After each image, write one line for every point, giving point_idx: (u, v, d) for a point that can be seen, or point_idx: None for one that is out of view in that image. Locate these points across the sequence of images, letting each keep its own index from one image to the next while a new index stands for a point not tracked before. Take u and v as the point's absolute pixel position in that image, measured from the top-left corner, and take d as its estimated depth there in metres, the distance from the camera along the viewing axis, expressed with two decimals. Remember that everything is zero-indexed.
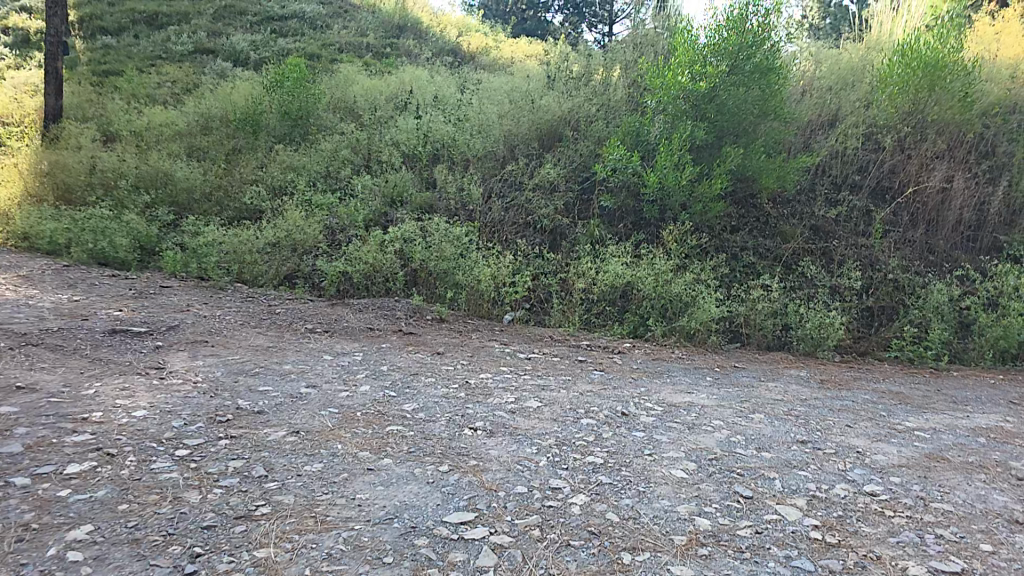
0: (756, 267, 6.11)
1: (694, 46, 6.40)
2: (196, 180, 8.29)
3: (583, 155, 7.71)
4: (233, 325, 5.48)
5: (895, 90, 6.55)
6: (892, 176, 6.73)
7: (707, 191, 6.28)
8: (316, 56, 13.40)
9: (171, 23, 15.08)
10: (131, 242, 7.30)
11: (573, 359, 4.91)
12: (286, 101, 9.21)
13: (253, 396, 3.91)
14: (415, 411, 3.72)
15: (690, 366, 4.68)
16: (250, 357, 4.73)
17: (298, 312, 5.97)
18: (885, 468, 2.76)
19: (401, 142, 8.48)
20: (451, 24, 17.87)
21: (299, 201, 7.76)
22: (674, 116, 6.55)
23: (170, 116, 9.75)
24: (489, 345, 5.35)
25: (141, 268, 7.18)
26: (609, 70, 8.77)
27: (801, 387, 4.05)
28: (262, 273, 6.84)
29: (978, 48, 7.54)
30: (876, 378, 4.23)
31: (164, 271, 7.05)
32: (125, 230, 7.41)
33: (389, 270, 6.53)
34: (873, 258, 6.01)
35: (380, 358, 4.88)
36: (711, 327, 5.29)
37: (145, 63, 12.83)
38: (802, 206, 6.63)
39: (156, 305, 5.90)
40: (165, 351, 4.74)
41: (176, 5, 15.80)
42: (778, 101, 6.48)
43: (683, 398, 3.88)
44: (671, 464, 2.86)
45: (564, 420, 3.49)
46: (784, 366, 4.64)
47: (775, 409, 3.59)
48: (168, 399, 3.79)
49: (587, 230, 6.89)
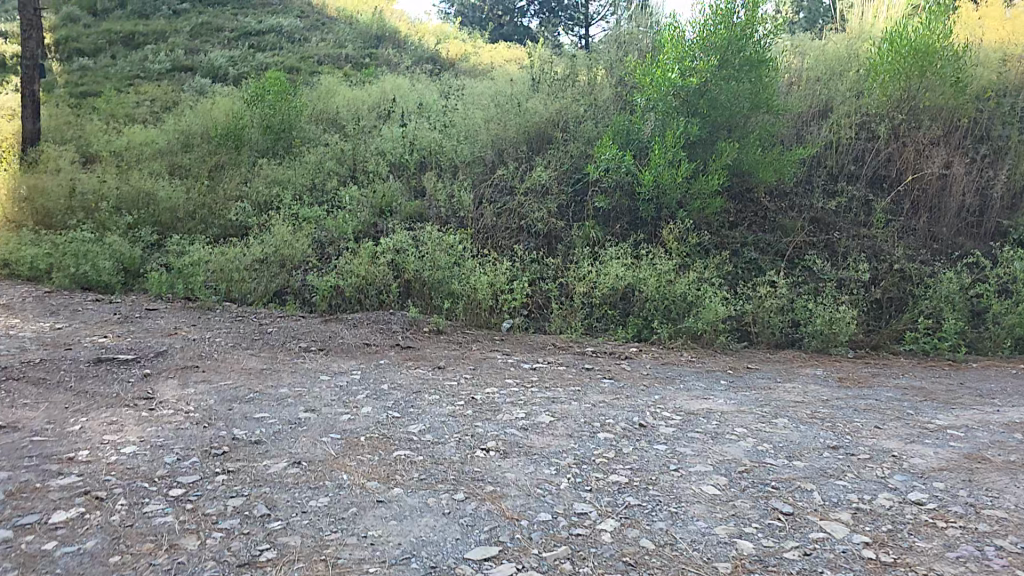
0: (759, 262, 5.99)
1: (682, 42, 6.30)
2: (180, 199, 8.06)
3: (574, 156, 7.52)
4: (223, 348, 5.27)
5: (886, 79, 6.50)
6: (888, 165, 6.60)
7: (705, 186, 6.14)
8: (296, 69, 13.18)
9: (149, 42, 14.79)
10: (114, 265, 7.07)
11: (580, 367, 4.74)
12: (268, 116, 9.05)
13: (249, 425, 3.71)
14: (421, 433, 3.53)
15: (701, 369, 4.53)
16: (243, 382, 4.53)
17: (290, 331, 5.76)
18: (926, 472, 2.63)
19: (388, 151, 8.30)
20: (430, 32, 17.70)
21: (286, 215, 7.54)
22: (664, 111, 6.41)
23: (150, 134, 9.52)
24: (490, 356, 5.18)
25: (126, 292, 6.95)
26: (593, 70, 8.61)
27: (820, 386, 3.91)
28: (250, 291, 6.66)
29: (964, 32, 7.38)
30: (894, 373, 4.10)
31: (150, 294, 6.82)
32: (108, 252, 7.17)
33: (382, 282, 6.35)
34: (877, 248, 5.89)
35: (379, 376, 4.69)
36: (718, 326, 5.15)
37: (123, 83, 12.54)
38: (800, 198, 6.50)
39: (142, 330, 5.68)
40: (154, 379, 4.52)
41: (154, 24, 15.54)
42: (769, 93, 6.34)
43: (699, 405, 3.73)
44: (700, 480, 2.71)
45: (580, 436, 3.32)
46: (798, 364, 4.50)
47: (797, 412, 3.45)
48: (159, 432, 3.59)
49: (583, 232, 6.73)
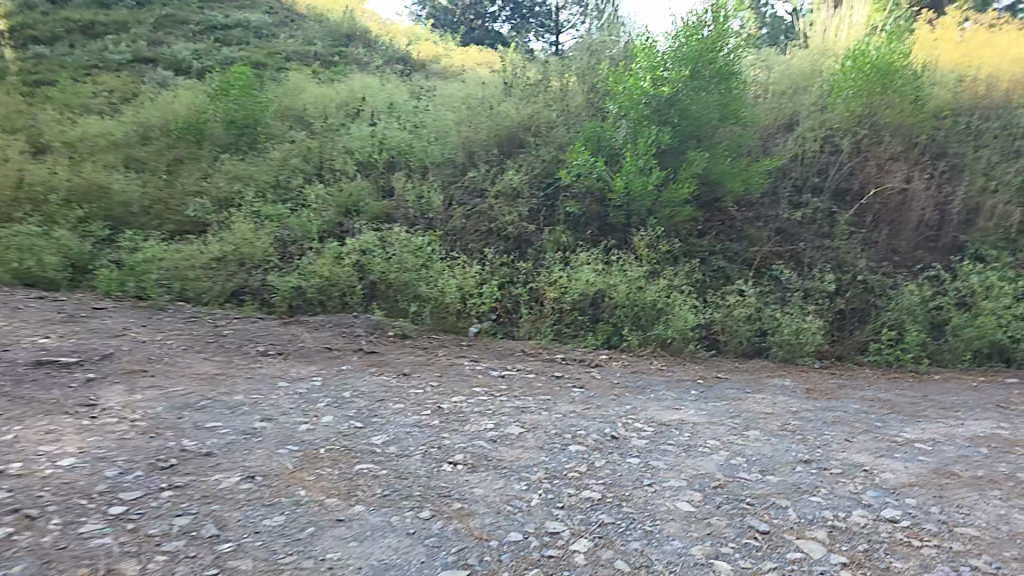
0: (727, 271, 6.02)
1: (655, 52, 6.32)
2: (133, 192, 7.71)
3: (544, 161, 7.42)
4: (176, 351, 5.02)
5: (851, 95, 6.62)
6: (851, 177, 6.70)
7: (675, 196, 6.14)
8: (262, 64, 12.81)
9: (107, 31, 14.21)
10: (60, 261, 6.71)
11: (549, 376, 4.65)
12: (232, 110, 8.72)
13: (200, 435, 3.51)
14: (385, 445, 3.38)
15: (671, 379, 4.50)
16: (195, 388, 4.29)
17: (248, 334, 5.52)
18: (897, 488, 2.62)
19: (355, 150, 8.07)
20: (400, 32, 17.46)
21: (246, 212, 7.26)
22: (634, 120, 6.38)
23: (105, 126, 9.07)
24: (457, 363, 5.05)
25: (72, 289, 6.60)
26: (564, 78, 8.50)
27: (789, 397, 3.91)
28: (206, 291, 6.40)
29: (923, 52, 7.58)
30: (860, 385, 4.13)
31: (98, 292, 6.49)
32: (54, 247, 6.80)
33: (345, 284, 6.16)
34: (842, 259, 5.98)
35: (341, 383, 4.51)
36: (688, 334, 5.14)
37: (79, 71, 11.95)
38: (767, 209, 6.59)
39: (87, 330, 5.37)
40: (98, 385, 4.25)
41: (113, 13, 14.95)
42: (738, 105, 6.42)
43: (671, 416, 3.68)
44: (674, 495, 2.65)
45: (551, 449, 3.23)
46: (766, 374, 4.50)
47: (768, 424, 3.43)
48: (101, 443, 3.36)
49: (553, 238, 6.66)
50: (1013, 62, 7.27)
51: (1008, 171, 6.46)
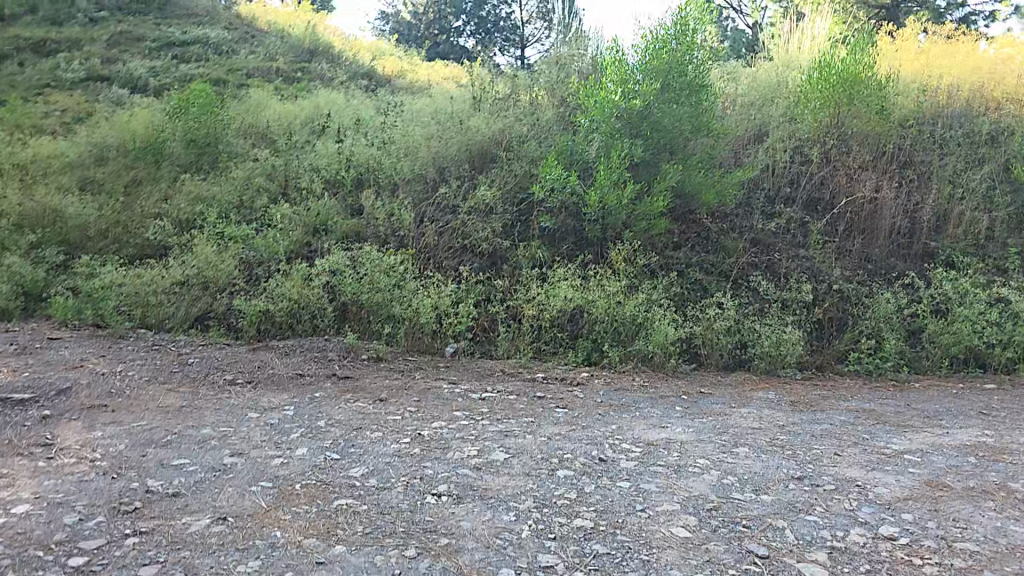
0: (704, 283, 6.02)
1: (625, 65, 6.33)
2: (90, 216, 7.43)
3: (518, 175, 7.37)
4: (138, 383, 4.78)
5: (816, 107, 6.76)
6: (822, 187, 6.82)
7: (650, 208, 6.15)
8: (223, 81, 12.56)
9: (60, 49, 13.81)
10: (12, 290, 6.41)
11: (531, 396, 4.54)
12: (192, 129, 8.51)
13: (166, 474, 3.31)
14: (365, 477, 3.24)
15: (655, 395, 4.43)
16: (160, 422, 4.07)
17: (214, 362, 5.31)
18: (892, 503, 2.59)
19: (322, 167, 7.94)
20: (364, 48, 17.40)
21: (210, 235, 7.04)
22: (606, 133, 6.38)
23: (58, 148, 8.78)
24: (435, 386, 4.91)
25: (25, 319, 6.29)
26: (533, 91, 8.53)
27: (774, 411, 3.87)
28: (169, 316, 6.17)
29: (884, 63, 7.81)
30: (844, 395, 4.12)
31: (54, 321, 6.21)
32: (6, 275, 6.50)
33: (316, 306, 5.99)
34: (817, 269, 6.02)
35: (315, 411, 4.34)
36: (668, 348, 5.11)
37: (31, 91, 11.58)
38: (741, 219, 6.62)
39: (42, 363, 5.10)
40: (53, 423, 4.01)
41: (66, 31, 14.54)
42: (709, 116, 6.46)
43: (658, 435, 3.61)
44: (669, 521, 2.57)
45: (538, 475, 3.13)
46: (750, 387, 4.48)
47: (756, 440, 3.38)
48: (58, 487, 3.14)
49: (528, 253, 6.59)
50: (969, 76, 7.59)
51: (972, 178, 6.68)
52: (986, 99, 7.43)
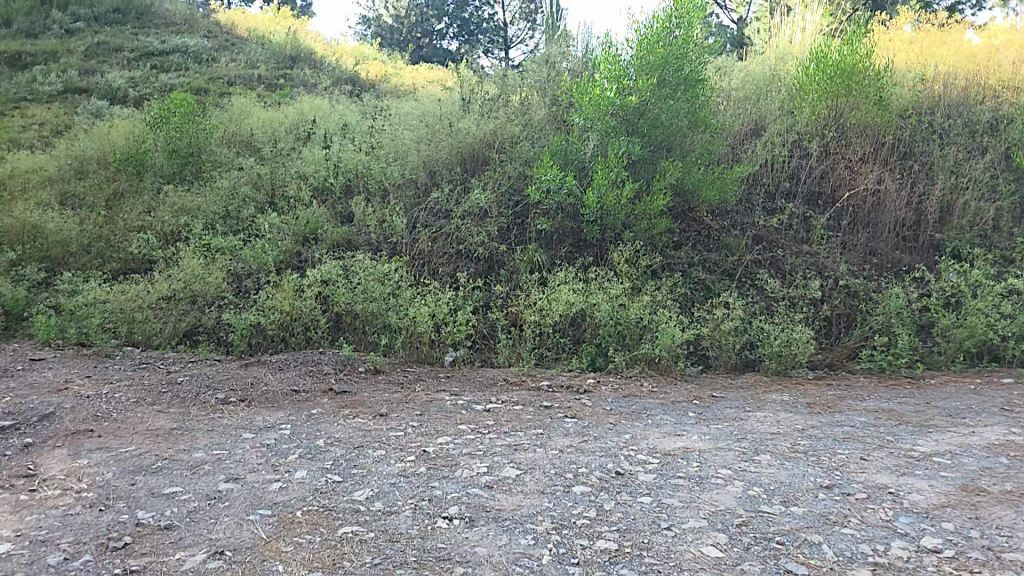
0: (707, 282, 5.92)
1: (618, 61, 6.22)
2: (72, 231, 7.20)
3: (511, 177, 7.22)
4: (127, 405, 4.58)
5: (816, 97, 6.70)
6: (823, 181, 6.75)
7: (650, 207, 6.01)
8: (204, 90, 12.31)
9: (37, 61, 13.51)
10: None
11: (537, 406, 4.39)
12: (174, 139, 8.24)
13: (157, 504, 3.12)
14: (370, 501, 3.07)
15: (666, 401, 4.29)
16: (150, 447, 3.88)
17: (206, 379, 5.11)
18: (930, 511, 2.46)
19: (309, 174, 7.77)
20: (346, 53, 17.23)
21: (197, 247, 6.84)
22: (602, 131, 6.29)
23: (36, 162, 8.55)
24: (437, 398, 4.74)
25: (7, 340, 6.06)
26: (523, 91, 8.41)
27: (791, 414, 3.75)
28: (156, 333, 5.96)
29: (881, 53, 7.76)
30: (861, 395, 4.01)
31: (36, 341, 5.98)
32: None
33: (309, 318, 5.81)
34: (821, 264, 5.93)
35: (313, 430, 4.15)
36: (676, 351, 4.99)
37: (8, 105, 11.28)
38: (742, 216, 6.53)
39: (25, 386, 4.88)
40: (36, 451, 3.80)
41: (41, 43, 14.24)
42: (707, 111, 6.34)
43: (675, 444, 3.47)
44: (697, 540, 2.42)
45: (554, 493, 2.97)
46: (763, 389, 4.36)
47: (777, 447, 3.26)
48: (42, 523, 2.95)
49: (525, 256, 6.44)
50: (961, 65, 7.57)
51: (975, 167, 6.57)
52: (983, 87, 7.40)
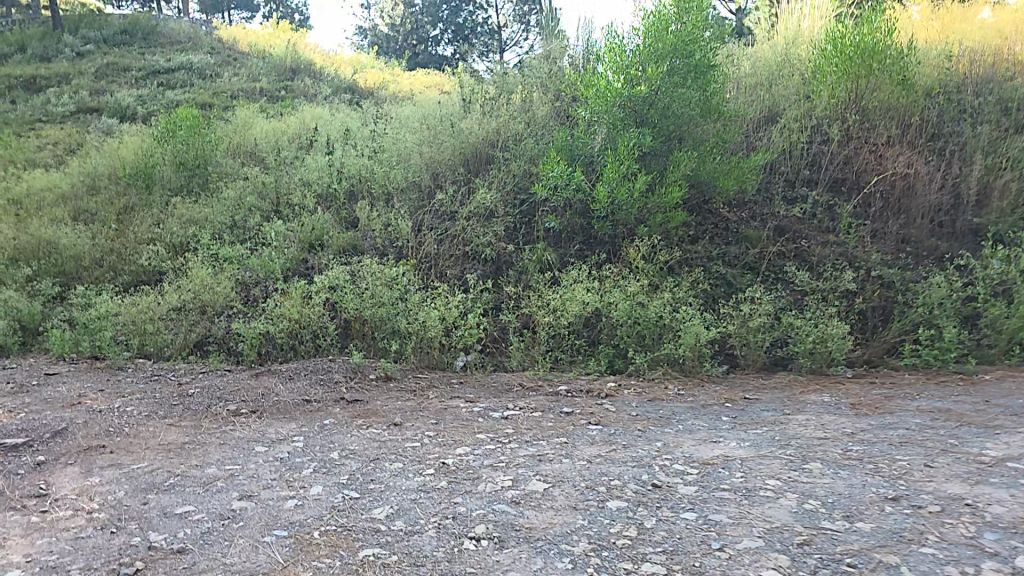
0: (728, 276, 5.61)
1: (623, 52, 5.87)
2: (85, 245, 7.01)
3: (516, 176, 6.91)
4: (140, 419, 4.34)
5: (835, 80, 6.36)
6: (846, 168, 6.47)
7: (663, 201, 5.70)
8: (209, 104, 12.11)
9: (50, 84, 13.48)
10: (9, 324, 5.99)
11: (556, 413, 4.11)
12: (180, 151, 8.11)
13: (169, 524, 2.87)
14: (389, 520, 2.81)
15: (695, 405, 4.00)
16: (162, 463, 3.63)
17: (217, 390, 4.86)
18: (1018, 526, 2.20)
19: (313, 181, 7.56)
20: (345, 62, 17.10)
21: (205, 257, 6.62)
22: (609, 123, 5.97)
23: (50, 180, 8.43)
24: (452, 405, 4.48)
25: (24, 355, 5.86)
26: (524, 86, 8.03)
27: (837, 417, 3.46)
28: (167, 343, 5.72)
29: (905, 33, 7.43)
30: (910, 394, 3.73)
31: (52, 355, 5.78)
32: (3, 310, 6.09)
33: (317, 325, 5.57)
34: (851, 255, 5.63)
35: (326, 442, 3.89)
36: (701, 351, 4.69)
37: (24, 126, 11.17)
38: (760, 207, 6.25)
39: (39, 401, 4.67)
40: (50, 469, 3.56)
41: (54, 68, 14.28)
42: (719, 99, 6.03)
43: (713, 452, 3.19)
44: (756, 563, 2.15)
45: (587, 509, 2.71)
46: (800, 390, 4.06)
47: (827, 454, 2.98)
48: (52, 547, 2.71)
49: (534, 256, 6.14)
50: (986, 41, 7.31)
51: (1012, 146, 6.22)
52: (1014, 62, 7.11)
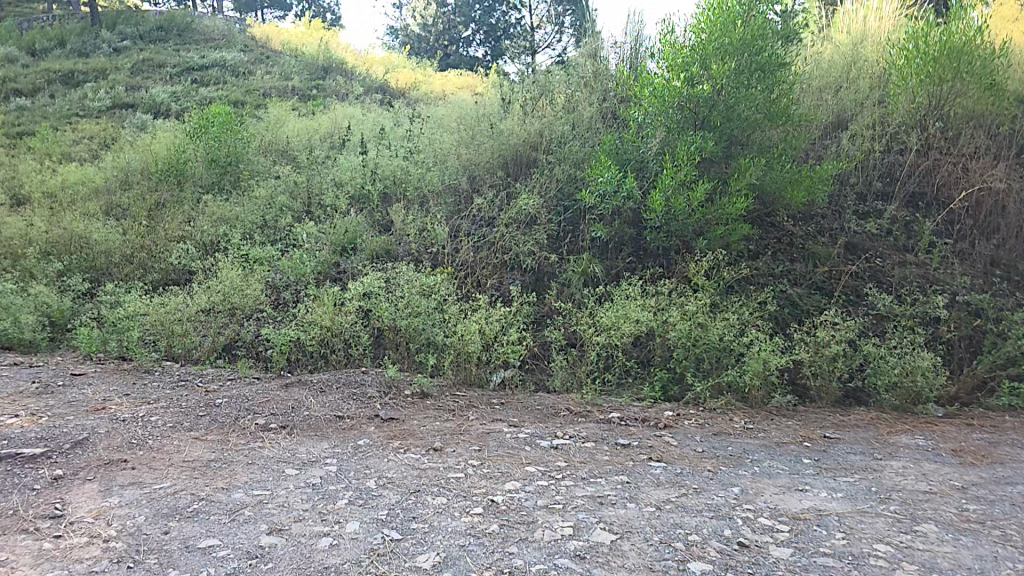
0: (793, 297, 5.21)
1: (683, 48, 5.50)
2: (116, 240, 6.86)
3: (560, 181, 6.48)
4: (166, 430, 4.10)
5: (917, 83, 5.88)
6: (931, 177, 6.12)
7: (726, 211, 5.28)
8: (240, 102, 12.01)
9: (88, 79, 13.56)
10: (39, 320, 5.85)
11: (611, 444, 3.75)
12: (212, 148, 8.03)
13: (192, 562, 2.56)
14: (436, 570, 2.48)
15: (768, 443, 3.61)
16: (186, 484, 3.34)
17: (246, 401, 4.61)
18: None
19: (345, 182, 7.32)
20: (376, 63, 16.96)
21: (235, 258, 6.42)
22: (667, 127, 5.58)
23: (85, 174, 8.36)
24: (495, 430, 4.16)
25: (52, 352, 5.71)
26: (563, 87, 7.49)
27: (941, 466, 3.18)
28: (196, 346, 5.49)
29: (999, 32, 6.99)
30: (1019, 443, 3.51)
31: (79, 353, 5.63)
32: (33, 305, 5.96)
33: (350, 334, 5.31)
34: (932, 277, 5.29)
35: (362, 466, 3.60)
36: (769, 379, 4.29)
37: (61, 121, 11.20)
38: (828, 221, 5.87)
39: (64, 405, 4.48)
40: (67, 485, 3.28)
41: (93, 63, 14.40)
42: (789, 101, 5.58)
43: (801, 503, 2.83)
44: None
45: (664, 571, 2.37)
46: (889, 432, 3.70)
47: (940, 514, 2.67)
48: None
49: (578, 266, 5.75)
50: None
51: None
52: None
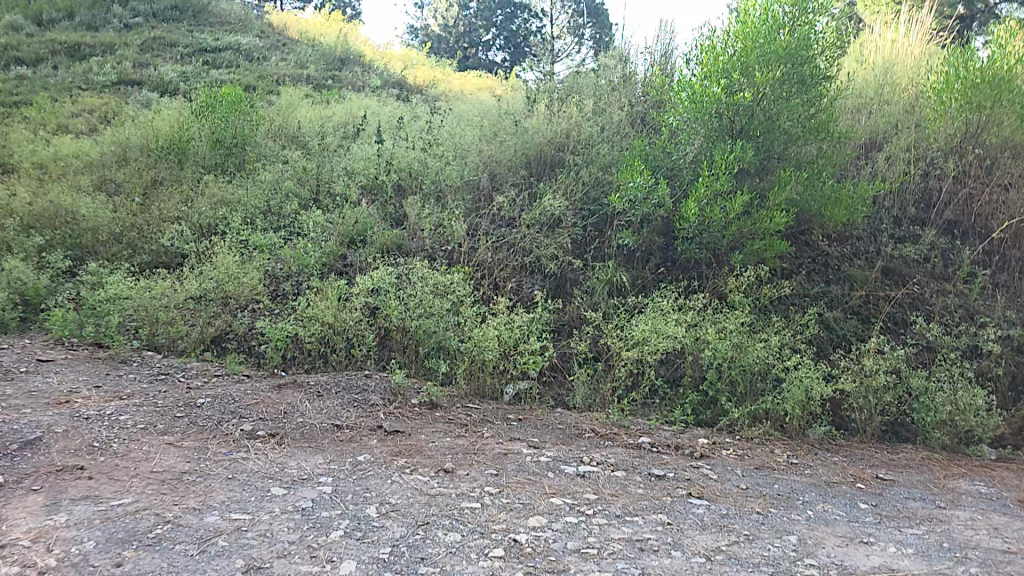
0: (831, 320, 4.93)
1: (724, 54, 5.22)
2: (104, 217, 6.52)
3: (586, 184, 6.18)
4: (135, 432, 3.78)
5: (957, 109, 5.75)
6: (972, 204, 5.81)
7: (767, 225, 5.00)
8: (253, 87, 11.65)
9: (96, 54, 13.20)
10: (9, 299, 5.51)
11: (645, 474, 3.45)
12: (219, 127, 7.71)
13: None
14: None
15: (818, 482, 3.35)
16: (149, 501, 3.01)
17: (233, 402, 4.30)
18: None
19: (359, 170, 6.99)
20: (394, 59, 16.60)
21: (234, 242, 6.10)
22: (704, 135, 5.31)
23: (81, 146, 8.02)
24: (512, 450, 3.85)
25: (21, 333, 5.37)
26: (591, 91, 7.21)
27: (1015, 522, 2.91)
28: (181, 336, 5.18)
29: None
30: None
31: (49, 336, 5.30)
32: (5, 282, 5.62)
33: (355, 333, 5.00)
34: (974, 309, 5.04)
35: (362, 488, 3.29)
36: (811, 409, 4.03)
37: (63, 93, 10.81)
38: (864, 241, 5.58)
39: (23, 396, 4.16)
40: (10, 499, 2.94)
41: (102, 38, 14.02)
42: (830, 116, 5.32)
43: (870, 559, 2.53)
44: None
45: None
46: (946, 478, 3.46)
47: None
48: None
49: (602, 274, 5.45)
50: None
51: None
52: None
